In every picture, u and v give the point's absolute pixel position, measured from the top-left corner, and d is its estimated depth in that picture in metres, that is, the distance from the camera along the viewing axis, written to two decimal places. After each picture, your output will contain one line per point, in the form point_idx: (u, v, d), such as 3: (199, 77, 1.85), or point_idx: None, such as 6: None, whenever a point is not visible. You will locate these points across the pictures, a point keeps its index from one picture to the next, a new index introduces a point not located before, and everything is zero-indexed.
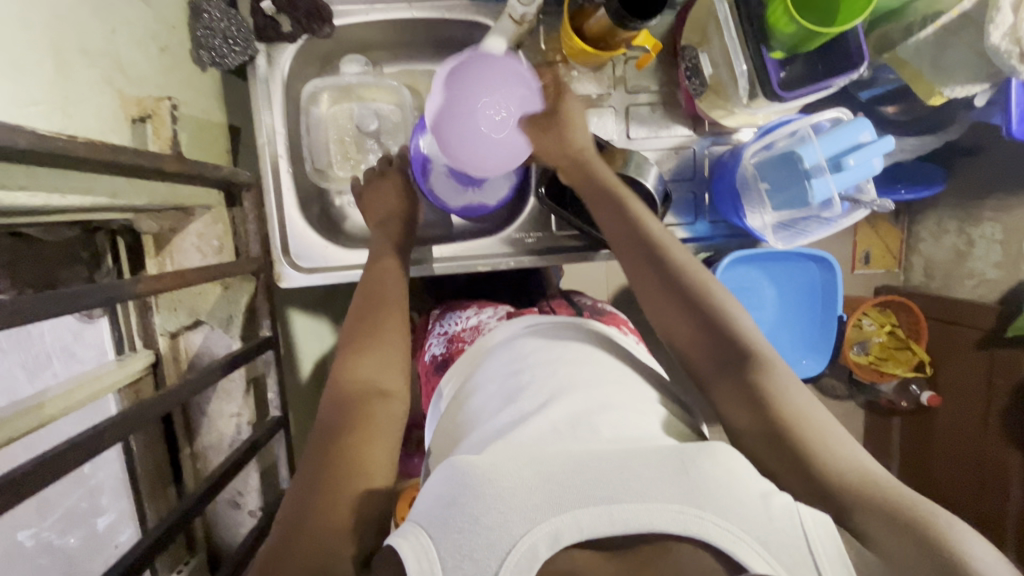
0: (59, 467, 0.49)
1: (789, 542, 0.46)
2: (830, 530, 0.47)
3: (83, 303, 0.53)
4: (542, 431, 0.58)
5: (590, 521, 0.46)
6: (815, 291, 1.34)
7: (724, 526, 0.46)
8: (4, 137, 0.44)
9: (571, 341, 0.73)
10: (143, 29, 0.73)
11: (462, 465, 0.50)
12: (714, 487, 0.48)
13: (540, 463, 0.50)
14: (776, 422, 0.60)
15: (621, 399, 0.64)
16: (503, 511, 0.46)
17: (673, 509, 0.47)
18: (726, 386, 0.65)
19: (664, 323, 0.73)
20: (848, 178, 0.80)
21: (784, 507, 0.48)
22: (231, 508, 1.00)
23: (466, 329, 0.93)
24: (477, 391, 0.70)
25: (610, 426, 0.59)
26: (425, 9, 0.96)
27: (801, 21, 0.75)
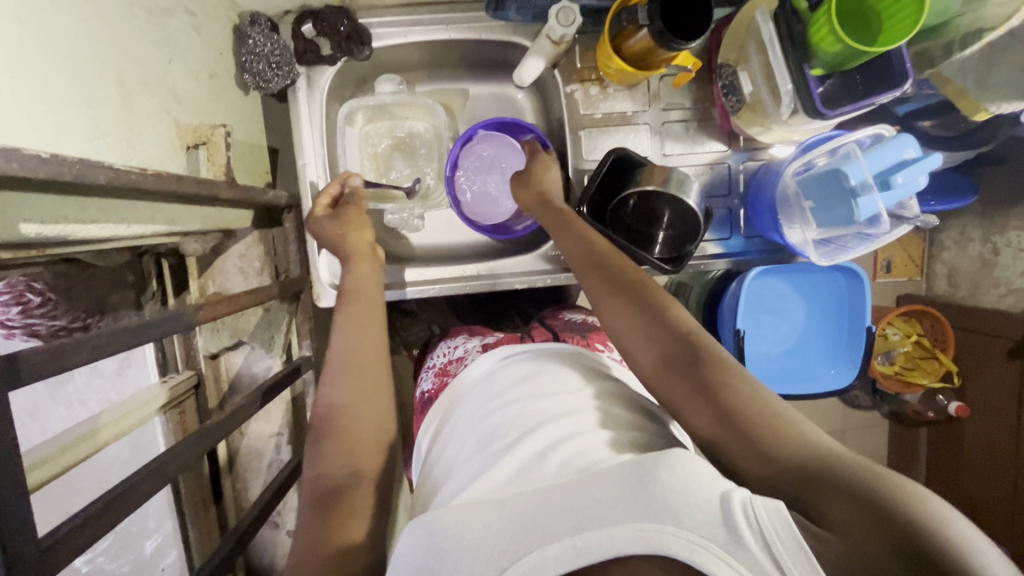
0: (134, 498, 0.49)
1: (752, 551, 0.41)
2: (779, 511, 0.42)
3: (158, 332, 0.54)
4: (508, 471, 0.55)
5: (554, 556, 0.44)
6: (843, 305, 1.32)
7: (683, 536, 0.42)
8: (87, 174, 0.45)
9: (550, 366, 0.70)
10: (194, 57, 0.74)
11: (429, 524, 0.51)
12: (670, 496, 0.45)
13: (505, 509, 0.49)
14: (731, 418, 0.54)
15: (599, 420, 0.60)
16: (472, 566, 0.45)
17: (635, 528, 0.44)
18: (675, 384, 0.59)
19: (615, 326, 0.67)
20: (893, 197, 0.79)
21: (743, 507, 0.43)
22: (270, 528, 1.00)
23: (451, 361, 0.86)
24: (453, 431, 0.69)
25: (574, 450, 0.55)
26: (461, 29, 0.96)
27: (847, 41, 0.75)
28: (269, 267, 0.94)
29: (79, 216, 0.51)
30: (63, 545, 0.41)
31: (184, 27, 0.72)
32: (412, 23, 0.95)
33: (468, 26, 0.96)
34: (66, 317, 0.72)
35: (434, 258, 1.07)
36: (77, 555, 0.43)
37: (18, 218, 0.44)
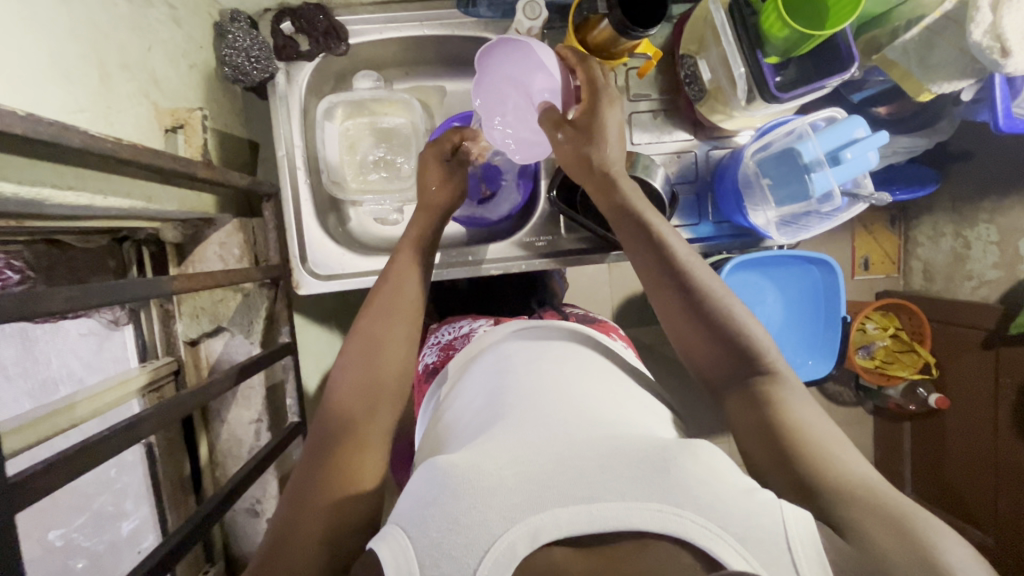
0: (104, 449, 0.51)
1: (768, 539, 0.46)
2: (807, 523, 0.48)
3: (128, 294, 0.56)
4: (527, 423, 0.58)
5: (568, 519, 0.47)
6: (819, 294, 1.36)
7: (702, 523, 0.46)
8: (61, 135, 0.47)
9: (554, 344, 0.77)
10: (174, 47, 0.78)
11: (441, 468, 0.52)
12: (691, 482, 0.49)
13: (522, 466, 0.51)
14: (779, 431, 0.63)
15: (598, 392, 0.67)
16: (483, 510, 0.47)
17: (654, 511, 0.47)
18: (738, 399, 0.68)
19: (677, 339, 0.75)
20: (843, 172, 0.83)
21: (767, 503, 0.49)
22: (249, 516, 1.00)
23: (457, 337, 0.97)
24: (457, 403, 0.72)
25: (604, 423, 0.59)
26: (435, 27, 1.00)
27: (794, 25, 0.79)
28: (248, 254, 0.96)
29: (56, 181, 0.53)
30: (32, 482, 0.43)
31: (165, 18, 0.75)
32: (387, 20, 0.99)
33: (441, 22, 1.00)
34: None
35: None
36: (45, 495, 0.44)
37: None
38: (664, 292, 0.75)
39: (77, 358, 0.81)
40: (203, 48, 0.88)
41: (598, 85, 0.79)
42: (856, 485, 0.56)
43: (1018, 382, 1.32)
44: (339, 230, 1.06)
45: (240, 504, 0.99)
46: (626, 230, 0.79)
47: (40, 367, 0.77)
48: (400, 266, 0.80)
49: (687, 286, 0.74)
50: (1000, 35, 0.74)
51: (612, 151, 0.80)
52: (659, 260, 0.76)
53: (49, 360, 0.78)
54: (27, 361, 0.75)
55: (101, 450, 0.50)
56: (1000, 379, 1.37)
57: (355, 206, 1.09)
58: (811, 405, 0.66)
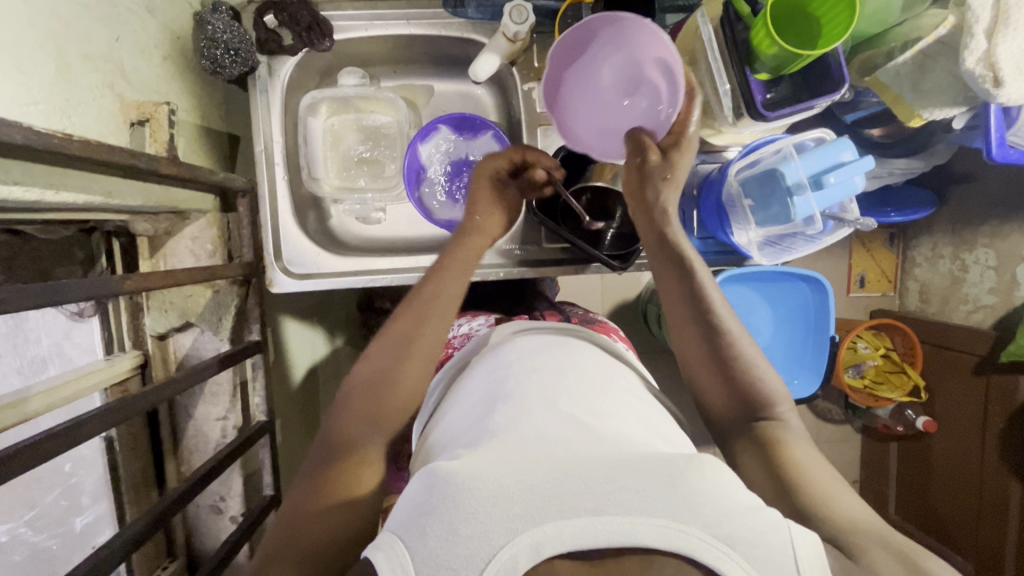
0: (37, 452, 0.49)
1: (780, 560, 0.46)
2: (817, 547, 0.48)
3: (71, 294, 0.55)
4: (529, 437, 0.57)
5: (573, 532, 0.44)
6: (809, 313, 1.34)
7: (710, 540, 0.45)
8: (2, 131, 0.46)
9: (567, 352, 0.75)
10: (147, 38, 0.76)
11: (443, 475, 0.51)
12: (700, 500, 0.48)
13: (523, 475, 0.50)
14: (785, 472, 0.65)
15: (609, 407, 0.64)
16: (481, 521, 0.46)
17: (662, 527, 0.45)
18: (740, 443, 0.71)
19: (693, 367, 0.75)
20: (827, 196, 0.81)
21: (774, 522, 0.49)
22: (212, 513, 0.99)
23: (457, 336, 0.96)
24: (456, 404, 0.70)
25: (607, 437, 0.57)
26: (422, 25, 0.98)
27: (783, 44, 0.76)
28: (222, 249, 0.95)
29: (1, 176, 0.52)
30: None
31: (136, 8, 0.74)
32: (374, 17, 0.97)
33: (429, 22, 0.98)
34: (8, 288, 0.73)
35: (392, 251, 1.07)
36: None
37: None
38: (684, 327, 0.76)
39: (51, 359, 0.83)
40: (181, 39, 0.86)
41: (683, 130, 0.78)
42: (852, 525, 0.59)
43: (1005, 411, 1.30)
44: (319, 229, 1.04)
45: (203, 500, 0.98)
46: (663, 272, 0.78)
47: (30, 346, 0.82)
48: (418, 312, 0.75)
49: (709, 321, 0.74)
50: (994, 65, 0.71)
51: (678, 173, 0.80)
52: (692, 300, 0.76)
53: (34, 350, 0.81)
54: (18, 339, 0.80)
55: (30, 454, 0.49)
56: (988, 409, 1.35)
57: (336, 204, 1.07)
58: (814, 451, 0.69)
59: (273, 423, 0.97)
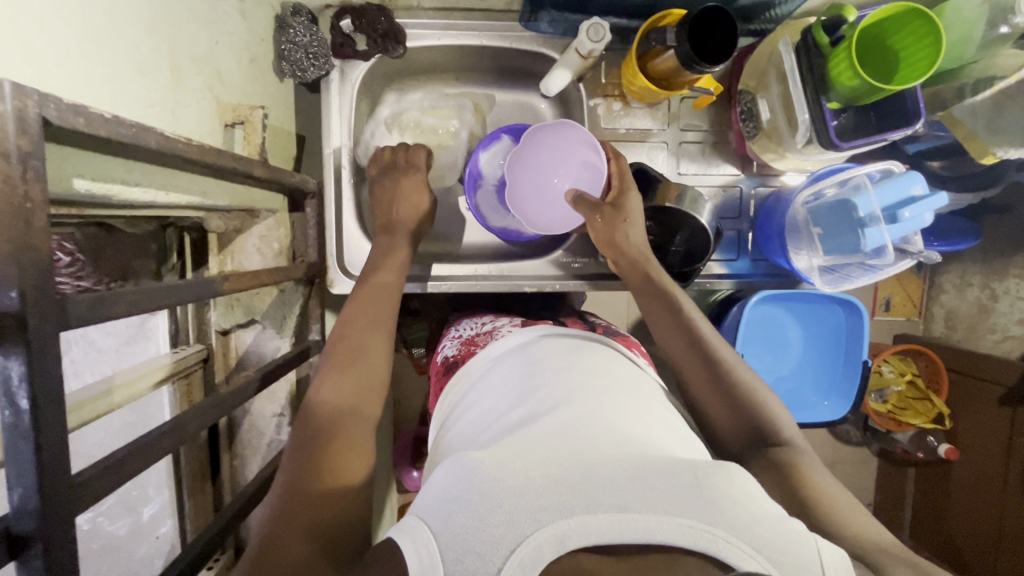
0: (151, 452, 0.50)
1: (803, 564, 0.45)
2: (844, 559, 0.48)
3: (184, 296, 0.55)
4: (553, 432, 0.56)
5: (597, 527, 0.46)
6: (841, 338, 1.27)
7: (735, 542, 0.46)
8: (140, 136, 0.47)
9: (579, 352, 0.72)
10: (239, 41, 0.77)
11: (469, 463, 0.50)
12: (727, 504, 0.48)
13: (550, 468, 0.50)
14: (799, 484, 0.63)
15: (629, 409, 0.62)
16: (509, 511, 0.46)
17: (684, 525, 0.46)
18: (752, 449, 0.68)
19: (689, 379, 0.74)
20: (899, 230, 0.82)
21: (803, 533, 0.49)
22: (263, 508, 1.00)
23: (480, 334, 0.94)
24: (469, 406, 0.70)
25: (624, 438, 0.56)
26: (492, 37, 0.99)
27: (865, 77, 0.77)
28: (287, 250, 0.95)
29: (124, 177, 0.53)
30: (87, 486, 0.41)
31: (232, 12, 0.75)
32: (446, 27, 0.98)
33: (500, 35, 0.99)
34: (92, 279, 0.74)
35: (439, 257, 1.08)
36: (95, 501, 0.42)
37: (72, 172, 0.46)
38: (671, 340, 0.77)
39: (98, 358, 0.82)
40: (264, 41, 0.88)
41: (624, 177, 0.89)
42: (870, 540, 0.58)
43: None
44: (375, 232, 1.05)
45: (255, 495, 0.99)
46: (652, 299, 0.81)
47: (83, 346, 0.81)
48: (370, 296, 0.77)
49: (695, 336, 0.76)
50: None
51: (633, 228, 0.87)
52: (677, 321, 0.78)
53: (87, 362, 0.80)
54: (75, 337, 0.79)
55: (150, 452, 0.49)
56: (1013, 440, 1.34)
57: None
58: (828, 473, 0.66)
59: None
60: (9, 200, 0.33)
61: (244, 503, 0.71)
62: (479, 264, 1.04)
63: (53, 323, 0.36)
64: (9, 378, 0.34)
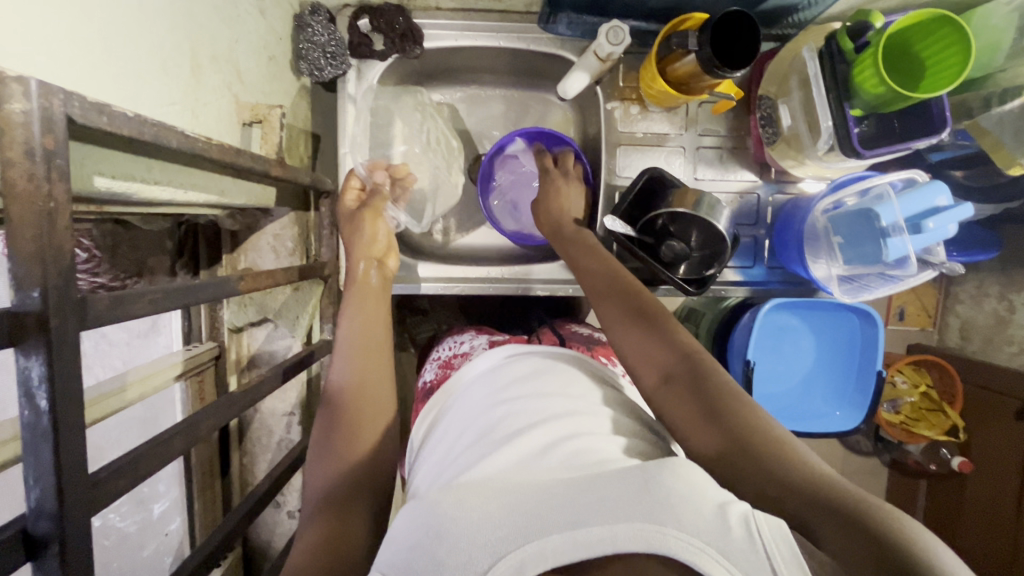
0: (165, 453, 0.49)
1: (745, 548, 0.40)
2: (780, 526, 0.42)
3: (203, 295, 0.54)
4: (518, 462, 0.54)
5: (556, 547, 0.42)
6: (855, 349, 1.25)
7: (685, 537, 0.42)
8: (162, 135, 0.46)
9: (548, 372, 0.70)
10: (258, 40, 0.77)
11: (428, 507, 0.49)
12: (672, 497, 0.45)
13: (507, 499, 0.47)
14: (742, 440, 0.54)
15: (596, 428, 0.59)
16: (467, 550, 0.43)
17: (635, 528, 0.43)
18: (672, 392, 0.62)
19: (635, 358, 0.67)
20: (921, 240, 0.80)
21: (739, 514, 0.43)
22: (272, 507, 1.00)
23: (457, 355, 0.92)
24: (438, 437, 0.68)
25: (582, 454, 0.54)
26: (510, 38, 0.98)
27: (891, 84, 0.76)
28: (301, 248, 0.95)
29: (144, 175, 0.52)
30: (100, 489, 0.41)
31: (252, 10, 0.75)
32: (464, 28, 0.97)
33: (518, 35, 0.98)
34: (108, 275, 0.75)
35: (449, 260, 1.08)
36: (109, 502, 0.42)
37: (94, 170, 0.46)
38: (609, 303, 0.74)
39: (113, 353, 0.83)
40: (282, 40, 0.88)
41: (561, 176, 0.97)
42: (819, 487, 0.48)
43: None
44: None
45: None
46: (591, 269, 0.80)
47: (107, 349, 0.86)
48: (361, 298, 0.77)
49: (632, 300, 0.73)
50: None
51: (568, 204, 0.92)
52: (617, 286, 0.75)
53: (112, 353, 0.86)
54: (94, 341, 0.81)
55: (163, 454, 0.49)
56: None
57: None
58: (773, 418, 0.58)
59: None
60: (34, 199, 0.32)
61: (257, 502, 0.70)
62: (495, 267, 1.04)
63: (74, 323, 0.36)
64: (30, 378, 0.34)
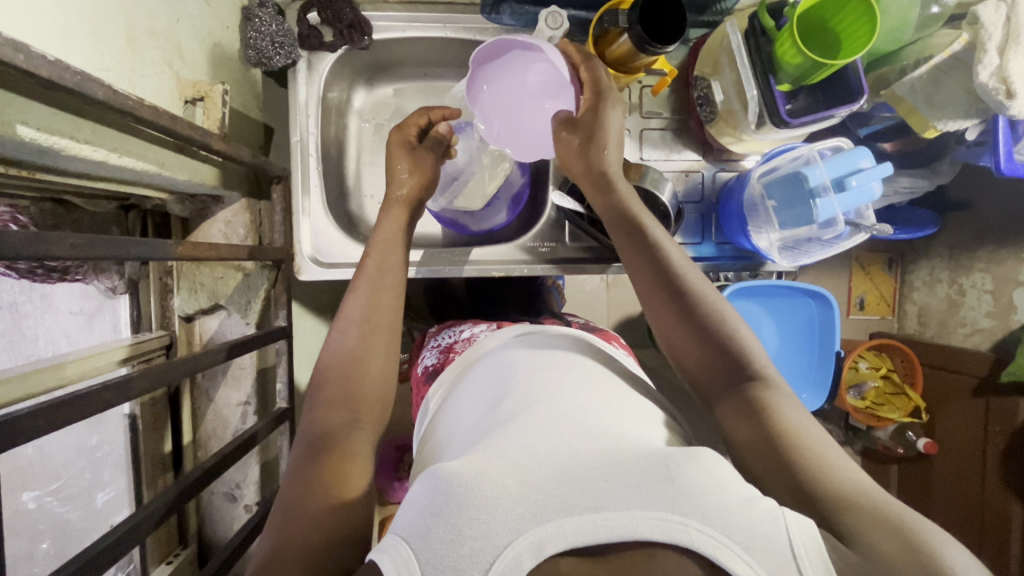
0: (92, 403, 0.49)
1: (774, 546, 0.45)
2: (812, 531, 0.47)
3: (136, 252, 0.55)
4: (535, 433, 0.56)
5: (574, 529, 0.45)
6: (815, 331, 1.28)
7: (708, 531, 0.45)
8: (86, 85, 0.47)
9: (558, 351, 0.72)
10: (201, 24, 0.79)
11: (442, 477, 0.50)
12: (697, 492, 0.47)
13: (524, 476, 0.49)
14: (776, 436, 0.60)
15: (603, 405, 0.62)
16: (486, 522, 0.45)
17: (656, 517, 0.45)
18: (726, 404, 0.66)
19: (684, 362, 0.71)
20: (847, 199, 0.85)
21: (769, 510, 0.48)
22: (227, 501, 0.98)
23: (459, 340, 0.92)
24: (450, 411, 0.69)
25: (598, 434, 0.56)
26: (458, 29, 1.01)
27: (807, 53, 0.81)
28: (253, 235, 0.96)
29: (73, 132, 0.53)
30: (15, 423, 0.41)
31: None
32: (411, 20, 1.00)
33: (464, 27, 1.01)
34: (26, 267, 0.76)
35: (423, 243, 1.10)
36: (25, 439, 0.42)
37: (16, 118, 0.47)
38: (659, 301, 0.73)
39: (65, 338, 0.85)
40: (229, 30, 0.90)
41: (598, 91, 0.81)
42: (850, 494, 0.53)
43: (1006, 433, 1.30)
44: (343, 215, 1.04)
45: (219, 487, 0.97)
46: (626, 236, 0.78)
47: (26, 345, 0.82)
48: (376, 281, 0.76)
49: (687, 298, 0.72)
50: (1006, 78, 0.77)
51: (614, 152, 0.81)
52: (662, 272, 0.74)
53: (37, 336, 0.83)
54: (16, 334, 0.80)
55: (87, 403, 0.48)
56: (990, 430, 1.34)
57: (365, 193, 1.09)
58: (804, 412, 0.64)
59: (292, 412, 0.96)
60: None
61: (214, 466, 0.70)
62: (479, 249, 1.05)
63: None
64: None
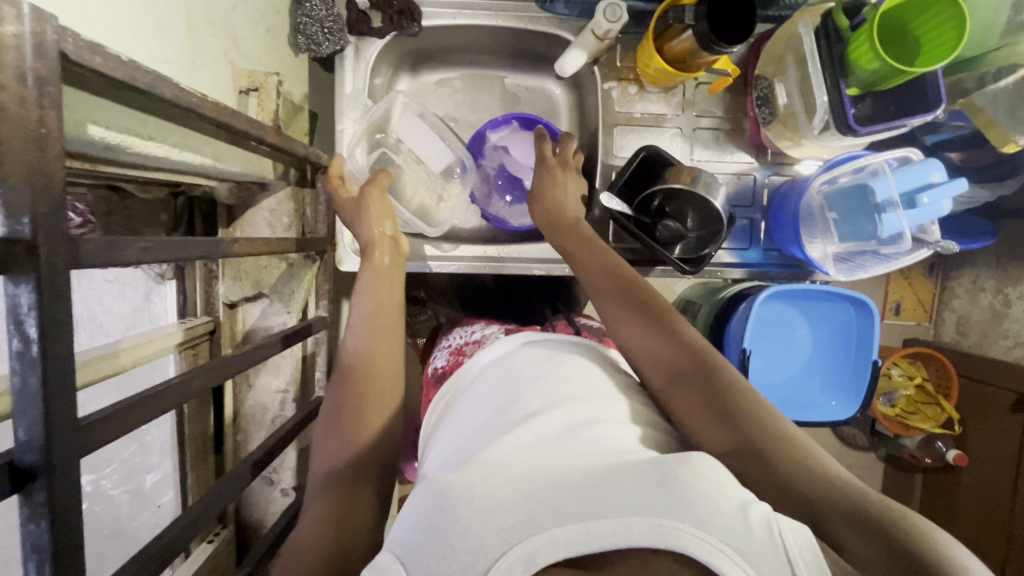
0: (158, 405, 0.50)
1: (767, 552, 0.41)
2: (806, 532, 0.43)
3: (198, 251, 0.55)
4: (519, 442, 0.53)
5: (567, 538, 0.42)
6: (850, 339, 1.15)
7: (703, 536, 0.41)
8: (155, 84, 0.46)
9: (566, 355, 0.68)
10: (254, 10, 0.78)
11: (441, 488, 0.49)
12: (695, 497, 0.45)
13: (520, 485, 0.47)
14: (758, 445, 0.55)
15: (610, 415, 0.58)
16: (479, 533, 0.42)
17: (651, 523, 0.42)
18: (696, 416, 0.60)
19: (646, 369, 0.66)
20: (917, 215, 0.81)
21: (761, 517, 0.44)
22: (265, 484, 1.01)
23: (468, 342, 0.90)
24: (450, 420, 0.67)
25: (597, 447, 0.53)
26: (507, 17, 0.98)
27: (886, 59, 0.76)
28: (296, 224, 0.96)
29: (138, 129, 0.53)
30: (94, 429, 0.41)
31: None
32: (462, 6, 0.97)
33: (516, 15, 0.98)
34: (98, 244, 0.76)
35: (461, 236, 1.09)
36: (100, 445, 0.42)
37: (87, 117, 0.46)
38: (618, 310, 0.70)
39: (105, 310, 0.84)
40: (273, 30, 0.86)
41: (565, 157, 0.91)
42: (847, 500, 0.49)
43: None
44: None
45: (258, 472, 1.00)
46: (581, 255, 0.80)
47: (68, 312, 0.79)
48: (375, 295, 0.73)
49: (646, 308, 0.69)
50: None
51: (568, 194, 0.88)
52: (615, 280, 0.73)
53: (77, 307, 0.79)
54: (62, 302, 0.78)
55: (155, 404, 0.49)
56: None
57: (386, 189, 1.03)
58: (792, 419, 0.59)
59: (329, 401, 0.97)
60: (24, 123, 0.33)
61: (258, 461, 0.71)
62: (488, 247, 1.03)
63: (63, 257, 0.37)
64: (19, 305, 0.35)
